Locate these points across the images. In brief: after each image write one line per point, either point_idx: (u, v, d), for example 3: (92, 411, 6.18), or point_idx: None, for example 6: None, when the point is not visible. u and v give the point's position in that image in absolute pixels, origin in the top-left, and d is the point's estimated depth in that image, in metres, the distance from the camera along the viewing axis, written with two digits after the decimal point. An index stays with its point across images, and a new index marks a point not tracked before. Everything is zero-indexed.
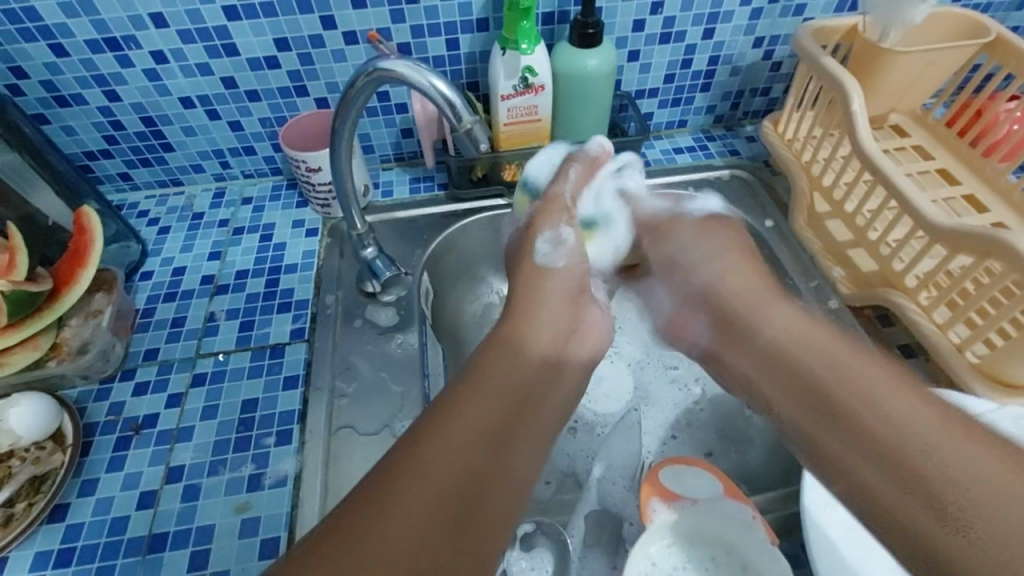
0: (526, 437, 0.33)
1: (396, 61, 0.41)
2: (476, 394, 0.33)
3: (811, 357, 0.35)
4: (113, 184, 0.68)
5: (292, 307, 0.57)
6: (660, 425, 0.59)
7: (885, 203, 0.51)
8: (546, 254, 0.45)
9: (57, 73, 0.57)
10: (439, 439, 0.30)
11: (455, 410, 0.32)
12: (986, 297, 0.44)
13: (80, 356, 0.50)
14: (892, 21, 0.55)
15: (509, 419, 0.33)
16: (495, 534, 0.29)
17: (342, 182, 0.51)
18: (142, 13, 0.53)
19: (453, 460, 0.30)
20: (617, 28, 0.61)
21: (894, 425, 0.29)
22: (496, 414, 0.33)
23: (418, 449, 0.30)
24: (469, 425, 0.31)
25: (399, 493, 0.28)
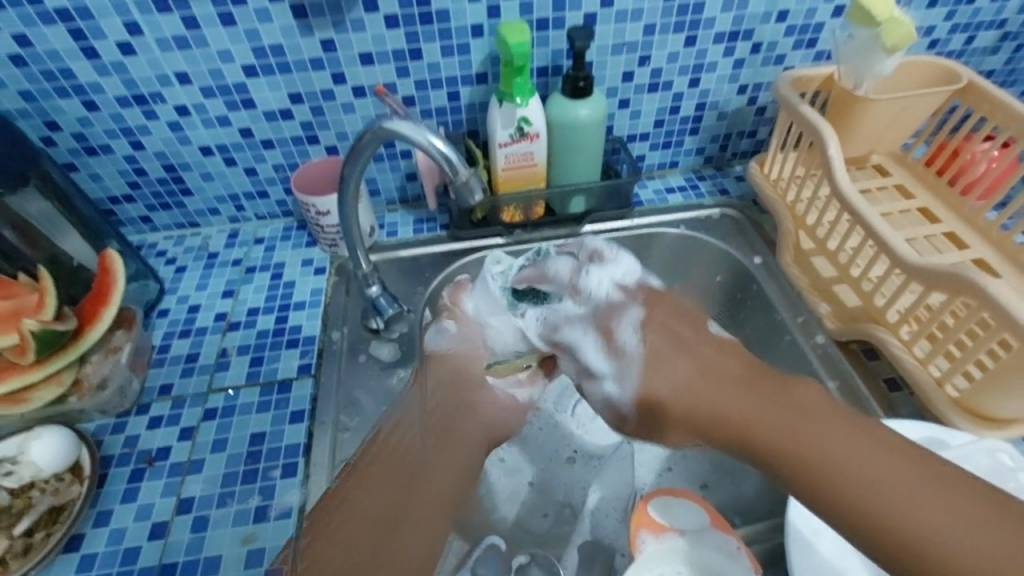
0: (453, 457, 0.42)
1: (399, 122, 0.45)
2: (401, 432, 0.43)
3: (777, 411, 0.34)
4: (134, 226, 0.72)
5: (299, 343, 0.59)
6: (656, 457, 0.60)
7: (864, 242, 0.54)
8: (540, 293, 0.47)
9: (88, 126, 0.61)
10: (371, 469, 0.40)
11: (387, 446, 0.42)
12: (962, 332, 0.46)
13: (100, 392, 0.53)
14: (863, 73, 0.58)
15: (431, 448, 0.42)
16: (407, 551, 0.36)
17: (350, 227, 0.55)
18: (168, 73, 0.58)
19: (376, 484, 0.39)
20: (608, 78, 0.65)
21: (866, 483, 0.30)
22: (415, 446, 0.42)
23: (352, 490, 0.39)
24: (393, 455, 0.41)
25: (342, 511, 0.38)
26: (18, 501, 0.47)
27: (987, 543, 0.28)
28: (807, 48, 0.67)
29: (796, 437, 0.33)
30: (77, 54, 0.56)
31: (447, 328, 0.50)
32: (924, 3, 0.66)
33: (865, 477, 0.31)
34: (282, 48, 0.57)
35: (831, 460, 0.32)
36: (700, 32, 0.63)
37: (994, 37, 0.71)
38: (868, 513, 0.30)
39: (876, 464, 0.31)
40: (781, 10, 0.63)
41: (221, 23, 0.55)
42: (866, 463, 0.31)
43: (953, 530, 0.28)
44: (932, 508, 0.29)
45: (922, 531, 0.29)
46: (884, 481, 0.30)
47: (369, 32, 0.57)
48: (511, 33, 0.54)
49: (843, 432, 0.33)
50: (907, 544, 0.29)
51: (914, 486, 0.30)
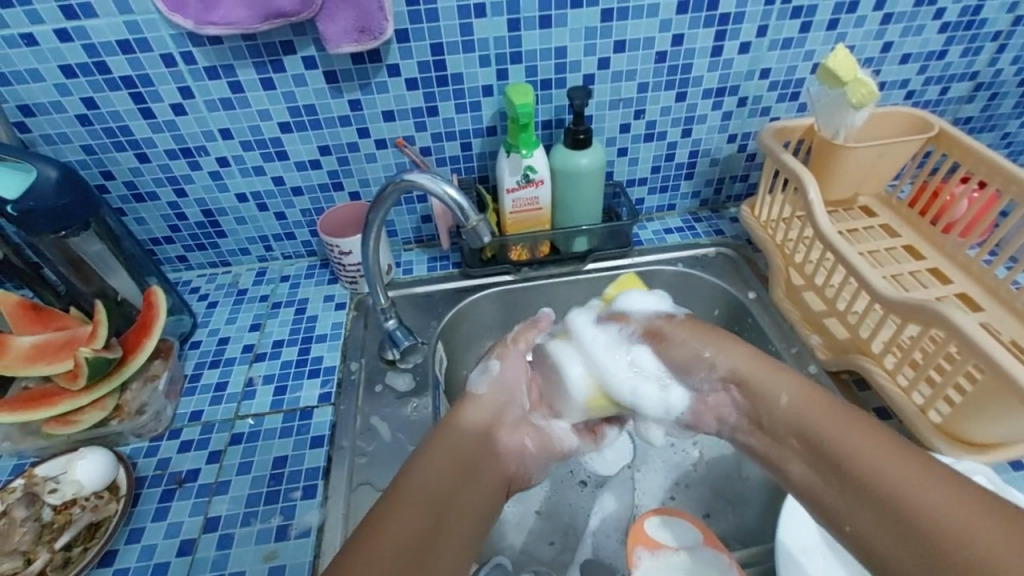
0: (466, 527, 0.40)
1: (418, 173, 0.51)
2: (421, 482, 0.40)
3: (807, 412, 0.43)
4: (171, 265, 0.78)
5: (320, 373, 0.64)
6: (658, 486, 0.63)
7: (846, 279, 0.58)
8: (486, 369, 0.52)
9: (139, 175, 0.68)
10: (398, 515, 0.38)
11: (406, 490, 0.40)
12: (940, 360, 0.49)
13: (138, 416, 0.57)
14: (838, 125, 0.64)
15: (467, 470, 0.43)
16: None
17: (371, 264, 0.60)
18: (213, 129, 0.65)
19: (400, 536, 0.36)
20: (606, 130, 0.72)
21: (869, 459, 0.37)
22: (435, 505, 0.39)
23: (369, 534, 0.36)
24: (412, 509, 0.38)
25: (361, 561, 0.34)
26: (59, 517, 0.51)
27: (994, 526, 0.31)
28: (790, 101, 0.73)
29: (822, 431, 0.41)
30: (136, 114, 0.63)
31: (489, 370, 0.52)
32: (897, 60, 0.72)
33: (884, 470, 0.36)
34: (314, 108, 0.65)
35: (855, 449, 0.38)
36: (689, 88, 0.69)
37: (968, 87, 0.76)
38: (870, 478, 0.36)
39: (896, 463, 0.36)
40: (762, 68, 0.69)
41: (262, 87, 0.62)
42: (881, 458, 0.37)
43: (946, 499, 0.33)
44: (947, 501, 0.33)
45: (931, 513, 0.33)
46: (898, 478, 0.36)
47: (391, 93, 0.64)
48: (516, 94, 0.61)
49: (853, 429, 0.40)
50: (925, 522, 0.33)
51: (925, 480, 0.34)
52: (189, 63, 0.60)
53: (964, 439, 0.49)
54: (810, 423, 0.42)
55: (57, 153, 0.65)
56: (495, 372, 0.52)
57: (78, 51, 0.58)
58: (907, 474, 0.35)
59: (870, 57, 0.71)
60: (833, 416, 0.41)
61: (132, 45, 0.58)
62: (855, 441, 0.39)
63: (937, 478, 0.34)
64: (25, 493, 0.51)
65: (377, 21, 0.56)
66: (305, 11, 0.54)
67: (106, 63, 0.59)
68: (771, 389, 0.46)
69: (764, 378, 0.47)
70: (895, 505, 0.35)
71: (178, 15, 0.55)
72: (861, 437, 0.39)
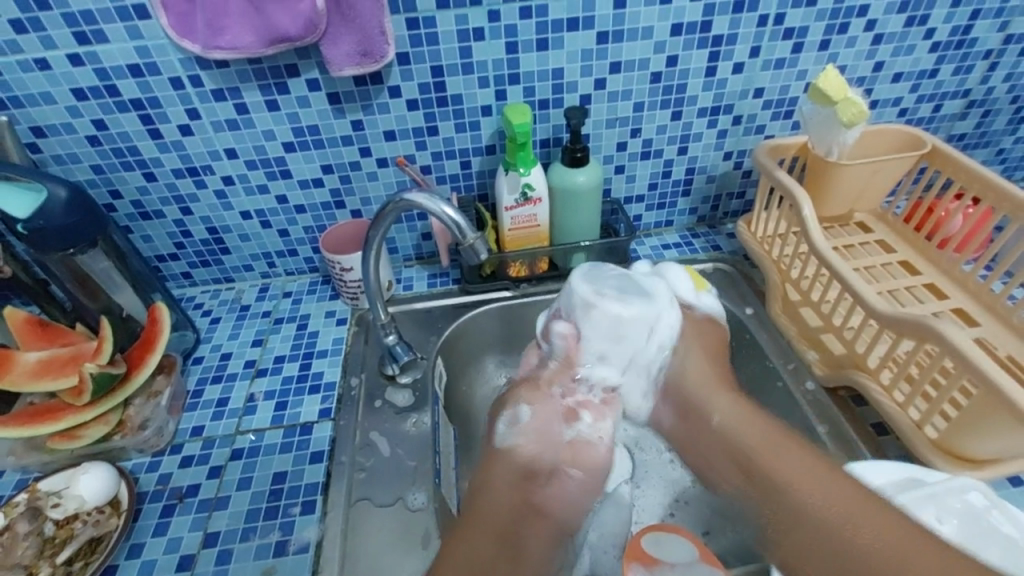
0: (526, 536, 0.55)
1: (416, 193, 0.52)
2: (490, 502, 0.55)
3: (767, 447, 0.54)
4: (176, 281, 0.79)
5: (321, 389, 0.64)
6: (659, 504, 0.65)
7: (842, 295, 0.58)
8: (512, 419, 0.61)
9: (146, 194, 0.70)
10: (476, 526, 0.52)
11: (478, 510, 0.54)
12: (935, 374, 0.49)
13: (140, 432, 0.58)
14: (830, 143, 0.65)
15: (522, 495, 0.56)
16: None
17: (371, 281, 0.61)
18: (219, 149, 0.67)
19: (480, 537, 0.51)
20: (603, 148, 0.73)
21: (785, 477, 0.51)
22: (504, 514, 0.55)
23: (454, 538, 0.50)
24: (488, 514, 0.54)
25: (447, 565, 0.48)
26: (62, 532, 0.51)
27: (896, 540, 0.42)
28: (784, 119, 0.74)
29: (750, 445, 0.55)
30: (144, 135, 0.65)
31: (518, 419, 0.60)
32: (889, 79, 0.73)
33: (835, 501, 0.47)
34: (317, 128, 0.66)
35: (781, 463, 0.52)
36: (685, 107, 0.71)
37: (961, 104, 0.77)
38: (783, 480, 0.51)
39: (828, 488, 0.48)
40: (756, 88, 0.70)
41: (267, 109, 0.64)
42: (809, 483, 0.49)
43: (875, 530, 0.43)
44: (891, 541, 0.42)
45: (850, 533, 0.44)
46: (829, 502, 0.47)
47: (392, 113, 0.66)
48: (514, 114, 0.62)
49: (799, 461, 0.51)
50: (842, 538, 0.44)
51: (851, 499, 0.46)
52: (196, 86, 0.62)
53: (960, 455, 0.49)
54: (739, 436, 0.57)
55: (67, 173, 0.67)
56: (524, 421, 0.60)
57: (90, 74, 0.60)
58: (836, 501, 0.47)
59: (862, 76, 0.72)
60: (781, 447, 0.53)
61: (141, 69, 0.60)
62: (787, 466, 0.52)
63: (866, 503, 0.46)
64: (28, 507, 0.52)
65: (378, 45, 0.58)
66: (309, 36, 0.56)
67: (116, 86, 0.61)
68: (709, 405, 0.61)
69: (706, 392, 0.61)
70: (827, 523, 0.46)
71: (186, 40, 0.57)
72: (791, 459, 0.52)
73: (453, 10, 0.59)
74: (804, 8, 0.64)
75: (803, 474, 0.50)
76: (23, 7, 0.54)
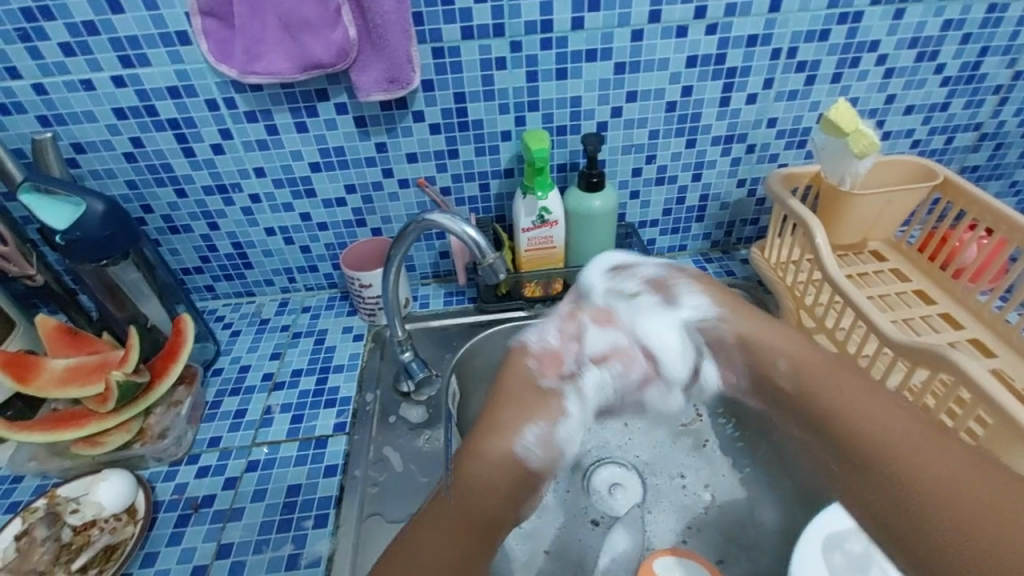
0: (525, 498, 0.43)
1: (438, 213, 0.54)
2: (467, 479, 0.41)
3: (802, 361, 0.43)
4: (198, 294, 0.81)
5: (336, 403, 0.65)
6: (671, 529, 0.64)
7: (856, 322, 0.59)
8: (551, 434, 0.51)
9: (176, 209, 0.72)
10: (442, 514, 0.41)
11: (457, 495, 0.41)
12: (951, 405, 0.49)
13: (160, 440, 0.59)
14: (843, 172, 0.66)
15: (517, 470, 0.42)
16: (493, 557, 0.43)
17: (390, 297, 0.62)
18: (248, 167, 0.69)
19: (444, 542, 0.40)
20: (619, 173, 0.75)
21: (841, 416, 0.39)
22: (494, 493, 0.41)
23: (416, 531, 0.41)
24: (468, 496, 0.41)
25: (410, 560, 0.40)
26: (79, 538, 0.52)
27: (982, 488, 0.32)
28: (798, 148, 0.76)
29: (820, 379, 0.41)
30: (178, 153, 0.68)
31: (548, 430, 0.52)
32: (901, 111, 0.74)
33: (861, 411, 0.39)
34: (343, 149, 0.69)
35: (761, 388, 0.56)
36: (699, 135, 0.72)
37: (973, 137, 0.78)
38: (857, 423, 0.38)
39: (890, 415, 0.38)
40: (770, 118, 0.72)
41: (296, 130, 0.67)
42: (863, 408, 0.38)
43: (946, 479, 0.33)
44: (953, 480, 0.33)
45: (903, 461, 0.35)
46: (869, 422, 0.38)
47: (415, 136, 0.68)
48: (533, 140, 0.64)
49: (870, 394, 0.39)
50: (906, 476, 0.34)
51: (880, 411, 0.38)
52: (230, 108, 0.65)
53: None
54: (763, 341, 0.46)
55: (102, 187, 0.70)
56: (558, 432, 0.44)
57: (131, 95, 0.63)
58: (873, 439, 0.37)
59: (874, 108, 0.74)
60: (824, 366, 0.42)
61: (179, 91, 0.63)
62: (834, 384, 0.41)
63: (909, 434, 0.36)
64: (48, 513, 0.53)
65: (405, 72, 0.60)
66: (341, 62, 0.59)
67: (155, 106, 0.64)
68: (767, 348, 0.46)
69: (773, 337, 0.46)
70: (870, 460, 0.37)
71: (224, 65, 0.60)
72: (843, 378, 0.41)
73: (478, 40, 0.62)
74: (816, 42, 0.66)
75: (865, 401, 0.39)
76: (75, 32, 0.58)
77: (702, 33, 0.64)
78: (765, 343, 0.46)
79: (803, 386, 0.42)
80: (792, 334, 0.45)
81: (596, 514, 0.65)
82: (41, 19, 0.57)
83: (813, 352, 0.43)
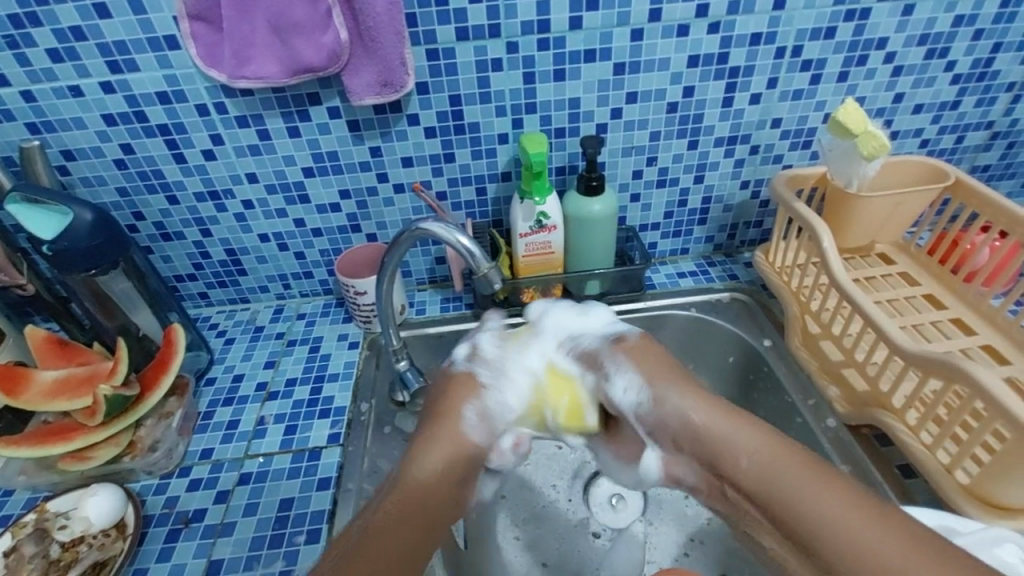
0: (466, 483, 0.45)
1: (431, 222, 0.52)
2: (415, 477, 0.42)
3: (795, 473, 0.37)
4: (192, 301, 0.80)
5: (330, 414, 0.64)
6: (673, 542, 0.63)
7: (864, 329, 0.57)
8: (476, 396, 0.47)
9: (168, 216, 0.71)
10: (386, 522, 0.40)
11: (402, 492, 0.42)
12: (964, 417, 0.48)
13: (150, 453, 0.58)
14: (850, 174, 0.64)
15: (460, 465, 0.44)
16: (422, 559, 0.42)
17: (383, 306, 0.60)
18: (240, 173, 0.68)
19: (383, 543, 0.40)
20: (619, 176, 0.73)
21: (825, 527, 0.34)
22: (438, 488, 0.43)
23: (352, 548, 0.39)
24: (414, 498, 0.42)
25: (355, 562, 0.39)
26: (66, 555, 0.51)
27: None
28: (803, 149, 0.73)
29: (781, 483, 0.37)
30: (168, 159, 0.66)
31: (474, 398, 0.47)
32: (910, 110, 0.72)
33: (841, 527, 0.34)
34: (337, 154, 0.67)
35: (756, 461, 0.38)
36: (701, 136, 0.71)
37: (984, 136, 0.76)
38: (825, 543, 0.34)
39: (849, 530, 0.33)
40: (774, 118, 0.70)
41: (289, 135, 0.65)
42: (838, 524, 0.34)
43: None
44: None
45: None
46: (886, 562, 0.32)
47: (410, 140, 0.67)
48: (530, 143, 0.63)
49: (827, 498, 0.35)
50: None
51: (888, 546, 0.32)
52: (221, 113, 0.63)
53: (996, 504, 0.48)
54: (777, 486, 0.37)
55: (93, 195, 0.69)
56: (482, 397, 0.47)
57: (120, 101, 0.62)
58: None
59: (882, 107, 0.72)
60: (798, 474, 0.37)
61: (169, 96, 0.62)
62: (816, 505, 0.35)
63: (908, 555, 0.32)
64: (35, 529, 0.52)
65: (398, 75, 0.59)
66: (331, 66, 0.57)
67: (144, 113, 0.63)
68: (727, 441, 0.40)
69: (717, 425, 0.41)
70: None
71: (213, 70, 0.59)
72: (810, 493, 0.35)
73: (473, 41, 0.60)
74: (821, 40, 0.64)
75: (826, 505, 0.35)
76: (61, 38, 0.57)
77: (705, 32, 0.62)
78: (789, 497, 0.36)
79: (784, 505, 0.36)
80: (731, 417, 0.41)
81: (596, 527, 0.65)
82: (27, 24, 0.56)
83: (792, 464, 0.37)
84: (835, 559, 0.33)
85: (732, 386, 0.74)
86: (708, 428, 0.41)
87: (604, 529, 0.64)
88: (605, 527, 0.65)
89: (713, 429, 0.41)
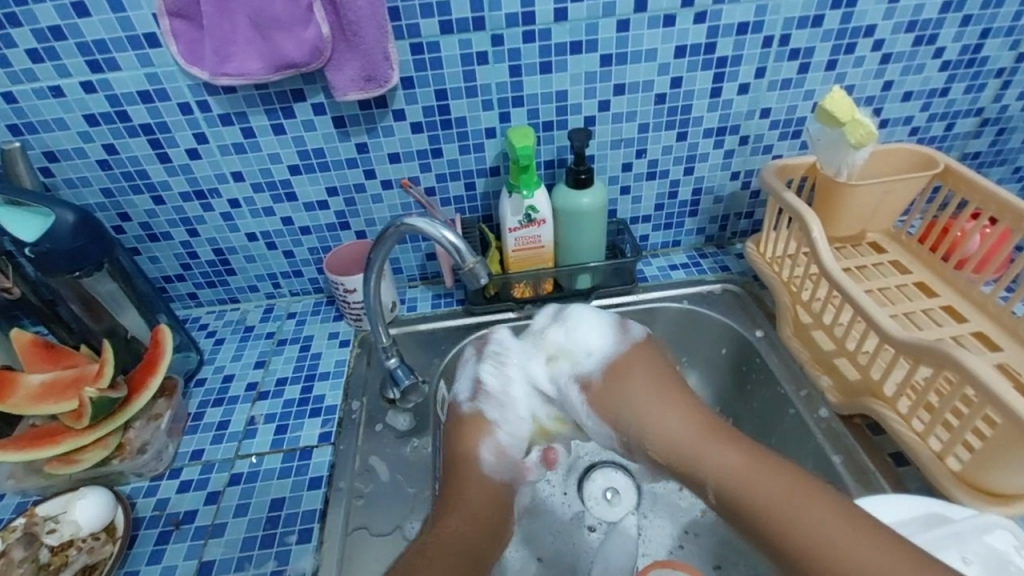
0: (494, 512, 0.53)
1: (417, 218, 0.52)
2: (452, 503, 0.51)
3: (708, 445, 0.49)
4: (181, 302, 0.79)
5: (321, 412, 0.63)
6: (667, 534, 0.63)
7: (855, 318, 0.57)
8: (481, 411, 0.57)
9: (154, 217, 0.70)
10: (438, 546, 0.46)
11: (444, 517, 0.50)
12: (955, 404, 0.48)
13: (139, 456, 0.58)
14: (839, 163, 0.64)
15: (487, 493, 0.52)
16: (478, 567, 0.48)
17: (372, 303, 0.59)
18: (226, 171, 0.67)
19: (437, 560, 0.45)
20: (608, 168, 0.73)
21: (745, 487, 0.46)
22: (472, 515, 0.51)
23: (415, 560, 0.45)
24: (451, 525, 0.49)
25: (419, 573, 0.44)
26: (55, 559, 0.51)
27: (853, 539, 0.40)
28: (792, 139, 0.73)
29: (699, 456, 0.49)
30: (153, 159, 0.66)
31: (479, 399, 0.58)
32: (899, 97, 0.72)
33: (751, 485, 0.45)
34: (323, 151, 0.67)
35: (737, 475, 0.46)
36: (690, 127, 0.70)
37: (974, 123, 0.76)
38: (749, 500, 0.45)
39: (764, 486, 0.45)
40: (763, 108, 0.70)
41: (273, 132, 0.65)
42: (748, 480, 0.46)
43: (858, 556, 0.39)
44: (832, 529, 0.41)
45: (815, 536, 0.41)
46: (795, 512, 0.43)
47: (397, 136, 0.66)
48: (516, 137, 0.62)
49: (738, 460, 0.47)
50: (817, 550, 0.40)
51: (798, 500, 0.43)
52: (204, 111, 0.63)
53: (986, 489, 0.48)
54: (698, 459, 0.49)
55: (78, 196, 0.68)
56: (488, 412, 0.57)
57: (101, 101, 0.61)
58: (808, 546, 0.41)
59: (871, 95, 0.71)
60: (714, 446, 0.49)
61: (151, 95, 0.61)
62: (730, 472, 0.47)
63: (811, 502, 0.42)
64: (25, 533, 0.52)
65: (382, 70, 0.58)
66: (314, 62, 0.57)
67: (127, 112, 0.62)
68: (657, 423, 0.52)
69: (648, 411, 0.53)
70: (790, 535, 0.42)
71: (195, 67, 0.58)
72: (723, 461, 0.48)
73: (457, 34, 0.60)
74: (809, 28, 0.64)
75: (735, 466, 0.47)
76: (40, 38, 0.56)
77: (691, 21, 0.62)
78: (711, 467, 0.48)
79: (709, 471, 0.48)
80: (661, 397, 0.53)
81: (589, 521, 0.64)
82: (6, 24, 0.55)
83: (706, 438, 0.50)
84: (760, 510, 0.44)
85: (725, 379, 0.74)
86: (641, 415, 0.53)
87: (597, 524, 0.64)
88: (597, 522, 0.64)
89: (645, 417, 0.53)
